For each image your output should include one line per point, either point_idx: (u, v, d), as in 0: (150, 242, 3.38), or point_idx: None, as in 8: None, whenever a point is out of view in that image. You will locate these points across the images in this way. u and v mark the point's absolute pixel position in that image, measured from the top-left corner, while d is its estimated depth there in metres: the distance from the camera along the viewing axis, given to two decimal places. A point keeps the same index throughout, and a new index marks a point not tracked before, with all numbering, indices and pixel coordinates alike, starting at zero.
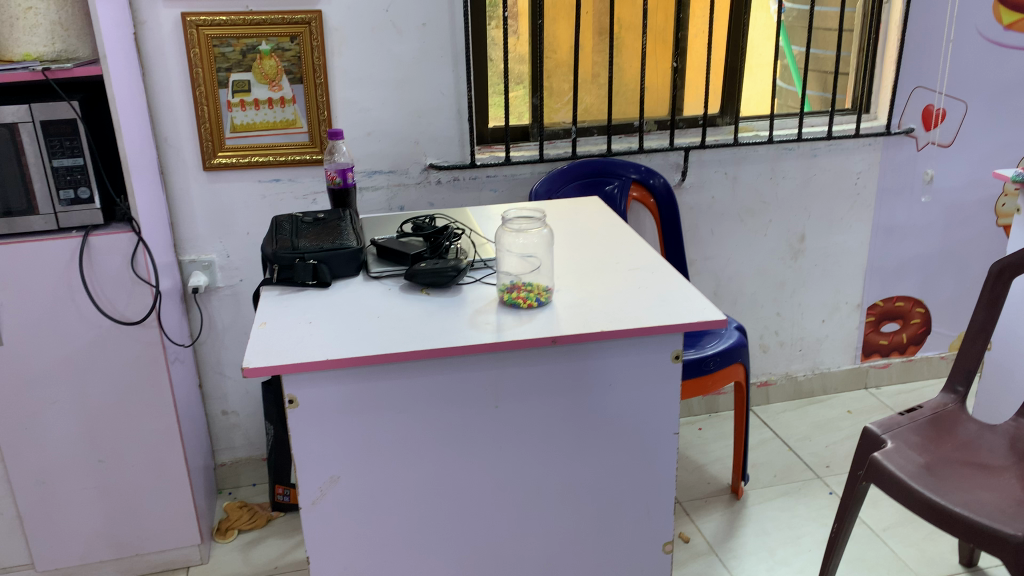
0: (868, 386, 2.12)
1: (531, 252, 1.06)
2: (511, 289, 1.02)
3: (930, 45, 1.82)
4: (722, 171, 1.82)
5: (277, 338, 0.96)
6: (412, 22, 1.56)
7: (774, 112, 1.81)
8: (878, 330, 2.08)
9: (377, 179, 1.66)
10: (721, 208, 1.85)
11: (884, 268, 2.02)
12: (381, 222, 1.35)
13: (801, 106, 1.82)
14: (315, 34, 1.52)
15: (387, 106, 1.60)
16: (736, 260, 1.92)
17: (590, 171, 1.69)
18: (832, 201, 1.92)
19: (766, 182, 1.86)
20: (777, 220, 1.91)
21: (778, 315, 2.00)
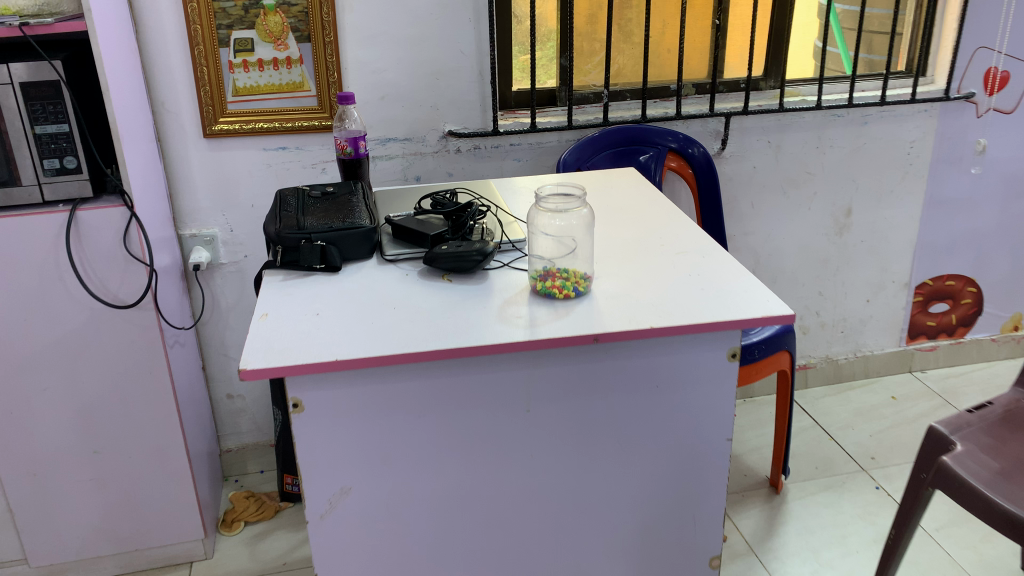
0: (913, 371, 1.99)
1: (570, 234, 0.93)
2: (546, 275, 0.90)
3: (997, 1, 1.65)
4: (765, 139, 1.68)
5: (281, 334, 0.84)
6: None
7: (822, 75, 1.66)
8: (926, 311, 1.95)
9: (392, 147, 1.53)
10: (762, 180, 1.72)
11: (935, 244, 1.88)
12: (396, 195, 1.22)
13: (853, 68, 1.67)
14: None
15: (402, 67, 1.47)
16: (776, 235, 1.78)
17: (623, 139, 1.56)
18: (882, 172, 1.78)
19: (812, 151, 1.72)
20: (821, 192, 1.77)
21: (820, 294, 1.87)
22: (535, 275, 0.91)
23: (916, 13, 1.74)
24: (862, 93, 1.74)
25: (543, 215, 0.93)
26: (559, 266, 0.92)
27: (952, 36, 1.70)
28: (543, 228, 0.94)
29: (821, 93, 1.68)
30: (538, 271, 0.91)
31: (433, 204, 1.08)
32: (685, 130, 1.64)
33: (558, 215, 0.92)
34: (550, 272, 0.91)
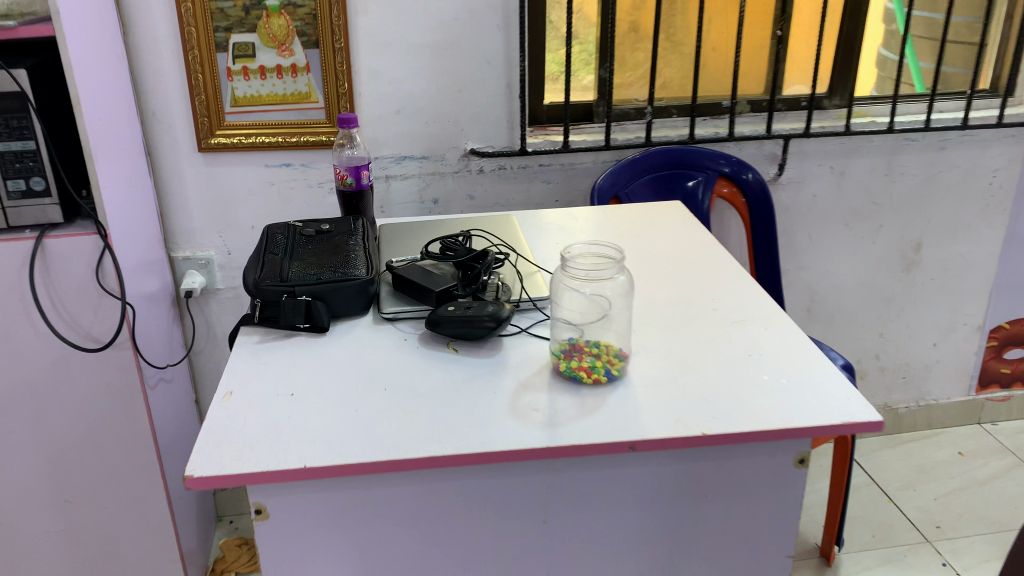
0: (982, 422, 1.79)
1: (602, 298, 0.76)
2: (569, 352, 0.74)
3: None
4: (827, 164, 1.50)
5: (244, 422, 0.68)
6: None
7: (897, 93, 1.47)
8: (1000, 357, 1.75)
9: (409, 166, 1.37)
10: (822, 209, 1.54)
11: (1015, 284, 1.67)
12: (404, 227, 1.06)
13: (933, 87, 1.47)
14: None
15: (421, 78, 1.31)
16: (834, 270, 1.60)
17: (668, 162, 1.38)
18: (959, 204, 1.58)
19: (880, 179, 1.53)
20: (888, 224, 1.58)
21: (881, 336, 1.68)
22: (557, 350, 0.75)
23: (1005, 25, 1.54)
24: (940, 114, 1.55)
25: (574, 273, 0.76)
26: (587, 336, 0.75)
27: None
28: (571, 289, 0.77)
29: (894, 114, 1.48)
30: (560, 345, 0.75)
31: (443, 249, 0.92)
32: (737, 153, 1.46)
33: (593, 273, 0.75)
34: (576, 346, 0.75)
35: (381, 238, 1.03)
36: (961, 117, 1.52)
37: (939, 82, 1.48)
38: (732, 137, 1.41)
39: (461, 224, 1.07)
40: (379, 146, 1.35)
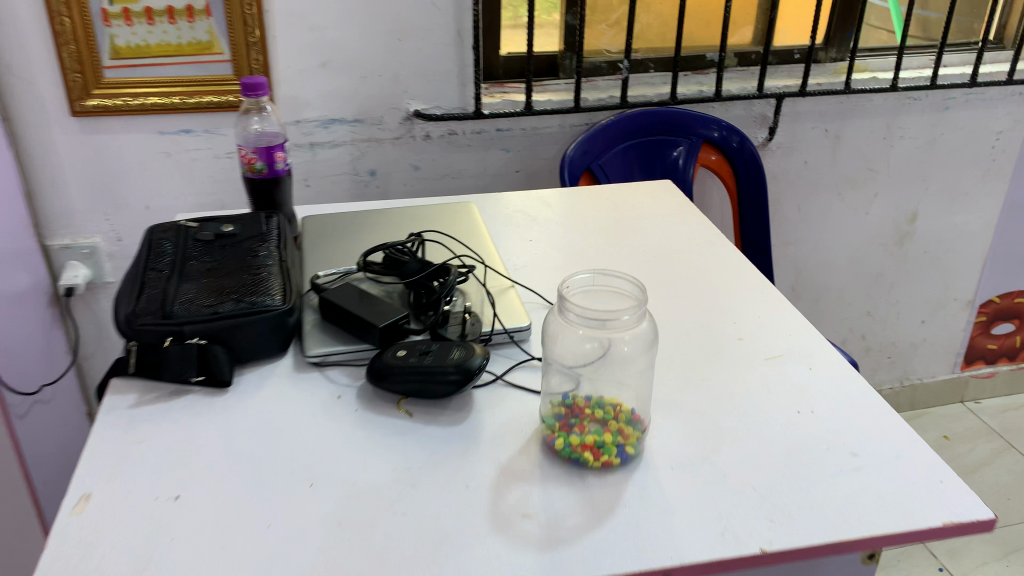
0: (965, 401, 1.68)
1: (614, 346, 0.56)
2: (569, 428, 0.55)
3: None
4: (822, 127, 1.31)
5: (112, 552, 0.47)
6: None
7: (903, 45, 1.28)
8: (988, 333, 1.63)
9: (339, 131, 1.13)
10: (814, 178, 1.36)
11: (1010, 255, 1.54)
12: (335, 220, 0.84)
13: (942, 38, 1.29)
14: None
15: (352, 23, 1.06)
16: (822, 245, 1.44)
17: (647, 128, 1.18)
18: (959, 170, 1.42)
19: (878, 143, 1.36)
20: (883, 193, 1.41)
21: (868, 314, 1.55)
22: (552, 428, 0.55)
23: None
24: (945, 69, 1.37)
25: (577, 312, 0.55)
26: (588, 401, 0.56)
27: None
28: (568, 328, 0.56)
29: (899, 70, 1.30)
30: (555, 419, 0.56)
31: (385, 260, 0.70)
32: (723, 114, 1.26)
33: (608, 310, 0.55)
34: (576, 420, 0.55)
35: (305, 238, 0.80)
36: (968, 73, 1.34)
37: (949, 33, 1.30)
38: (720, 97, 1.21)
39: (408, 216, 0.85)
40: (301, 108, 1.10)
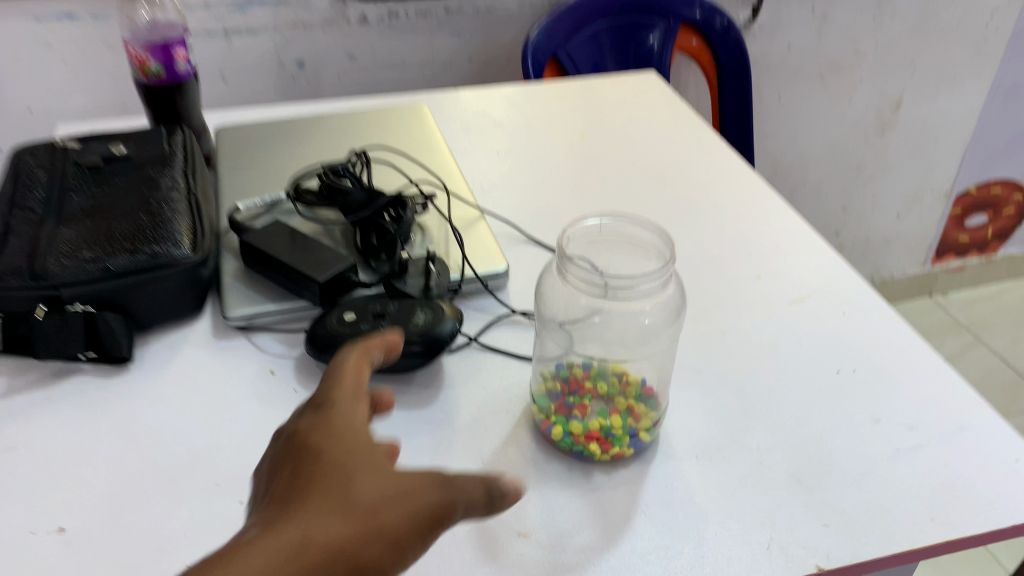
0: (933, 295, 1.65)
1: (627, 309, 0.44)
2: (568, 409, 0.44)
3: None
4: (809, 5, 1.17)
5: None
6: None
7: None
8: (961, 225, 1.56)
9: (257, 15, 0.95)
10: (796, 63, 1.23)
11: (992, 144, 1.45)
12: (259, 131, 0.69)
13: None
14: None
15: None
16: (801, 137, 1.33)
17: (621, 8, 1.02)
18: (949, 52, 1.30)
19: (868, 24, 1.22)
20: (867, 79, 1.30)
21: (844, 210, 1.47)
22: (546, 411, 0.44)
23: None
24: None
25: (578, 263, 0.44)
26: (588, 372, 0.46)
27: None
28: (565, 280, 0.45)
29: None
30: (549, 398, 0.45)
31: (321, 190, 0.56)
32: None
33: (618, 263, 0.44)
34: (576, 398, 0.44)
35: (222, 155, 0.65)
36: None
37: None
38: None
39: (348, 124, 0.70)
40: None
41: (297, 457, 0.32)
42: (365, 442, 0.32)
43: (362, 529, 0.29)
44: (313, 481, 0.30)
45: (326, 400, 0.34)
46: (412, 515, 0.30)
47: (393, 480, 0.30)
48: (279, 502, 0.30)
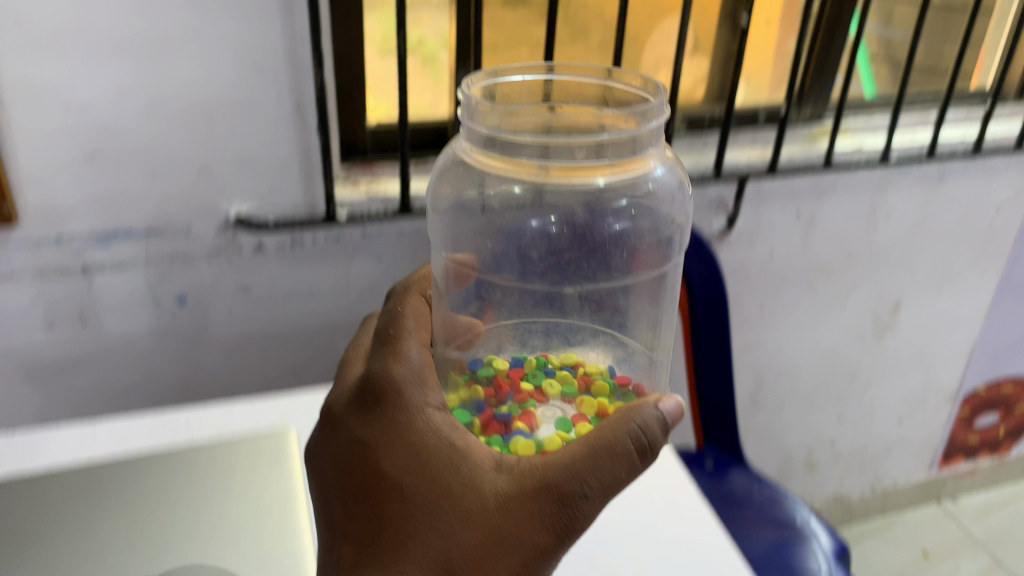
0: (944, 500, 1.93)
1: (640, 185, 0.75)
2: (499, 422, 0.64)
3: None
4: (795, 209, 1.36)
5: None
6: None
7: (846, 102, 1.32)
8: (971, 427, 1.82)
9: (125, 246, 0.97)
10: (781, 268, 1.43)
11: (995, 343, 1.70)
12: (83, 497, 0.78)
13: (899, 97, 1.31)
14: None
15: (148, 113, 0.88)
16: (788, 344, 1.55)
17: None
18: (918, 261, 1.53)
19: (860, 226, 1.44)
20: (860, 281, 1.52)
21: (839, 417, 1.69)
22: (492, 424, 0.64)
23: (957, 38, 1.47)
24: (902, 141, 1.42)
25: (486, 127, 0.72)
26: (526, 366, 0.72)
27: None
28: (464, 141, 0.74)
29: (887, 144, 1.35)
30: (474, 410, 0.66)
31: None
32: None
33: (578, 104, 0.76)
34: (509, 408, 0.66)
35: (34, 543, 0.73)
36: (925, 147, 1.39)
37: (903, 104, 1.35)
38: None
39: (189, 475, 0.81)
40: (62, 217, 0.92)
41: (380, 471, 0.56)
42: (425, 455, 0.56)
43: (484, 516, 0.54)
44: (407, 512, 0.54)
45: (382, 390, 0.58)
46: (497, 502, 0.55)
47: (467, 498, 0.54)
48: (390, 533, 0.54)
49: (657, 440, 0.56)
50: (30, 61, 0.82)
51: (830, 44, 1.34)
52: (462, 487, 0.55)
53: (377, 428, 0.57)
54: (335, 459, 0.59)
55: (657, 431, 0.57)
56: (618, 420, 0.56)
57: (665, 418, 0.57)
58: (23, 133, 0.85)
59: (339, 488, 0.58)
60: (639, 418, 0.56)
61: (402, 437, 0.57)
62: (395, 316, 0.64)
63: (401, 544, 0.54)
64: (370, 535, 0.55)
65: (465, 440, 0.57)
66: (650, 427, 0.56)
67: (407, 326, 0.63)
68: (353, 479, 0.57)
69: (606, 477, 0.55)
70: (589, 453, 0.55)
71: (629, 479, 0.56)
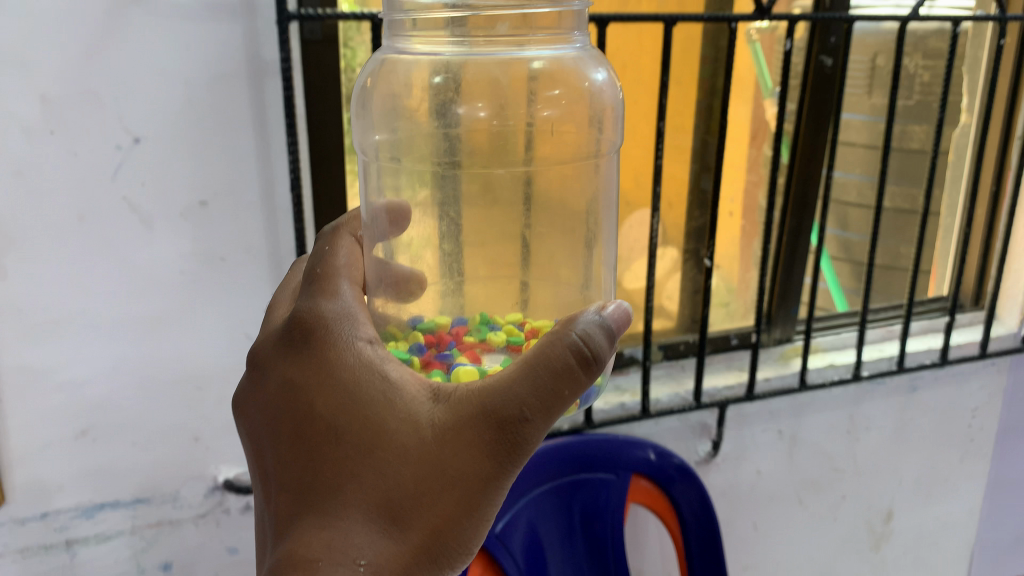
0: None
1: (576, 99, 0.80)
2: (441, 361, 0.65)
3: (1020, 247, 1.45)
4: (776, 428, 1.36)
5: None
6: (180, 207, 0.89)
7: (813, 322, 1.34)
8: None
9: (110, 517, 1.00)
10: (768, 487, 1.40)
11: (986, 542, 1.65)
12: None
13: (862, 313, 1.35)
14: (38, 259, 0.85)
15: (138, 384, 0.95)
16: (786, 558, 1.47)
17: (559, 462, 1.15)
18: (900, 468, 1.50)
19: (841, 440, 1.43)
20: (849, 493, 1.48)
21: None
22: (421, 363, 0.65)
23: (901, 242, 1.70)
24: (872, 356, 1.43)
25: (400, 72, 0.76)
26: (469, 325, 0.71)
27: (1006, 283, 1.50)
28: (383, 87, 0.77)
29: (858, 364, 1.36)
30: (415, 350, 0.66)
31: None
32: (654, 426, 1.27)
33: (494, 75, 0.82)
34: (455, 355, 0.67)
35: None
36: (895, 362, 1.40)
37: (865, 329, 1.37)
38: (648, 413, 1.20)
39: None
40: (49, 493, 0.96)
41: (311, 415, 0.58)
42: (354, 395, 0.57)
43: (423, 458, 0.56)
44: (342, 457, 0.56)
45: (305, 333, 0.60)
46: (431, 441, 0.56)
47: (404, 447, 0.56)
48: (328, 477, 0.56)
49: (602, 350, 0.57)
50: (29, 352, 0.89)
51: (795, 268, 1.41)
52: (393, 429, 0.56)
53: (303, 369, 0.59)
54: (267, 407, 0.60)
55: (600, 340, 0.58)
56: (558, 334, 0.57)
57: (605, 327, 0.59)
58: (20, 421, 0.91)
59: (268, 439, 0.60)
60: (579, 330, 0.57)
61: (329, 375, 0.58)
62: (324, 256, 0.66)
63: (340, 487, 0.55)
64: (307, 481, 0.57)
65: (397, 372, 0.58)
66: (592, 336, 0.57)
67: (335, 263, 0.66)
68: (288, 425, 0.59)
69: (548, 392, 0.56)
70: (516, 380, 0.56)
71: (574, 395, 0.56)
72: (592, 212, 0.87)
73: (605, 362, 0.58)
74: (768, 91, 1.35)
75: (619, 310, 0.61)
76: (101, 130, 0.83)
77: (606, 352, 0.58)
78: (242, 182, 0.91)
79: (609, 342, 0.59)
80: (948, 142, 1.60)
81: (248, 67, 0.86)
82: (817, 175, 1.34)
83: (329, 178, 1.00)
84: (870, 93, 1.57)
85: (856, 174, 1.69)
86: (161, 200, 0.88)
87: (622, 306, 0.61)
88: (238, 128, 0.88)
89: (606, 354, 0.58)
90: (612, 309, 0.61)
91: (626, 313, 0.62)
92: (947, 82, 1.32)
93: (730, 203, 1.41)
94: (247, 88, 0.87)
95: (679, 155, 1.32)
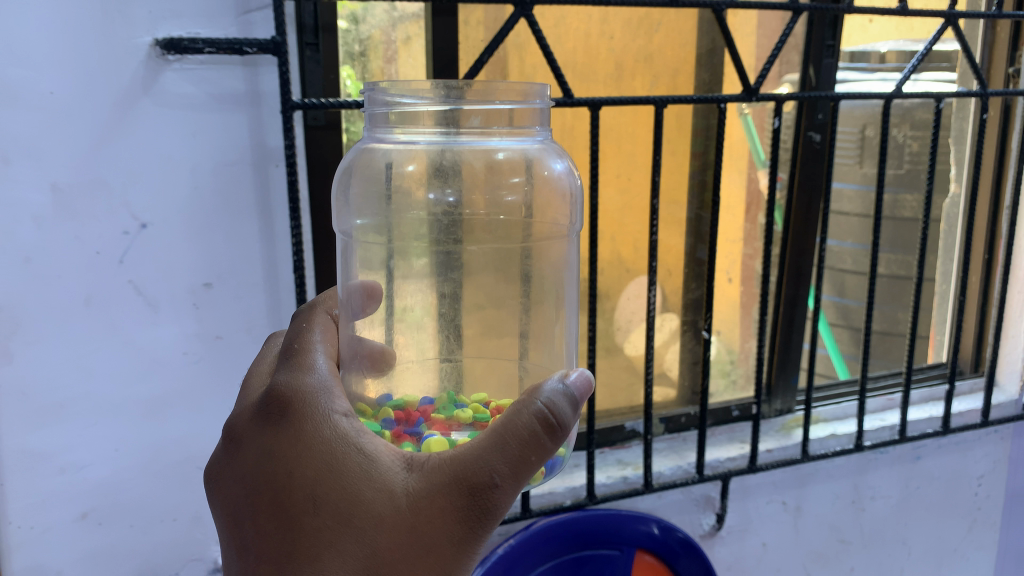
0: None
1: (541, 185, 0.84)
2: (411, 433, 0.66)
3: (1017, 314, 1.46)
4: (780, 499, 1.35)
5: None
6: (181, 287, 0.91)
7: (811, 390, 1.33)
8: None
9: None
10: (775, 561, 1.37)
11: None
12: None
13: (862, 381, 1.34)
14: (46, 341, 0.86)
15: (140, 464, 0.95)
16: None
17: (563, 538, 1.14)
18: (908, 541, 1.47)
19: (848, 511, 1.41)
20: (857, 565, 1.45)
21: None
22: (388, 435, 0.66)
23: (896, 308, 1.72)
24: (874, 424, 1.43)
25: (377, 161, 0.78)
26: (437, 403, 0.72)
27: (1004, 349, 1.50)
28: (361, 175, 0.81)
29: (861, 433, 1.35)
30: (385, 423, 0.67)
31: None
32: (658, 500, 1.25)
33: (471, 166, 0.84)
34: (425, 429, 0.67)
35: None
36: (898, 432, 1.39)
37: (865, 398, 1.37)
38: (650, 488, 1.19)
39: None
40: None
41: (288, 487, 0.58)
42: (330, 466, 0.58)
43: (399, 528, 0.56)
44: (320, 528, 0.56)
45: (281, 407, 0.60)
46: (406, 510, 0.57)
47: (379, 516, 0.57)
48: (306, 548, 0.56)
49: (566, 417, 0.59)
50: (31, 436, 0.89)
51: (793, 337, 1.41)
52: (371, 499, 0.57)
53: (279, 441, 0.59)
54: (241, 479, 0.60)
55: (565, 408, 0.59)
56: (523, 402, 0.58)
57: (569, 394, 0.60)
58: (19, 506, 0.90)
59: (240, 511, 0.60)
60: (544, 398, 0.58)
61: (306, 447, 0.58)
62: (300, 332, 0.68)
63: (318, 557, 0.56)
64: (284, 553, 0.57)
65: (373, 443, 0.59)
66: (557, 404, 0.58)
67: (312, 339, 0.67)
68: (262, 498, 0.59)
69: (517, 459, 0.57)
70: (487, 449, 0.57)
71: (541, 461, 0.57)
72: (556, 289, 0.88)
73: (570, 428, 0.60)
74: (760, 163, 1.38)
75: (582, 377, 0.62)
76: (109, 218, 0.86)
77: (570, 419, 0.59)
78: (245, 264, 0.93)
79: (573, 409, 0.60)
80: (940, 211, 1.63)
81: (253, 155, 0.90)
82: (810, 245, 1.36)
83: (329, 257, 1.02)
84: (862, 163, 1.59)
85: (850, 243, 1.70)
86: (166, 284, 0.90)
87: (585, 373, 0.62)
88: (241, 213, 0.91)
89: (570, 421, 0.59)
90: (576, 376, 0.62)
91: (590, 380, 0.63)
92: (932, 155, 1.35)
93: (726, 273, 1.43)
94: (251, 174, 0.90)
95: (674, 226, 1.34)
